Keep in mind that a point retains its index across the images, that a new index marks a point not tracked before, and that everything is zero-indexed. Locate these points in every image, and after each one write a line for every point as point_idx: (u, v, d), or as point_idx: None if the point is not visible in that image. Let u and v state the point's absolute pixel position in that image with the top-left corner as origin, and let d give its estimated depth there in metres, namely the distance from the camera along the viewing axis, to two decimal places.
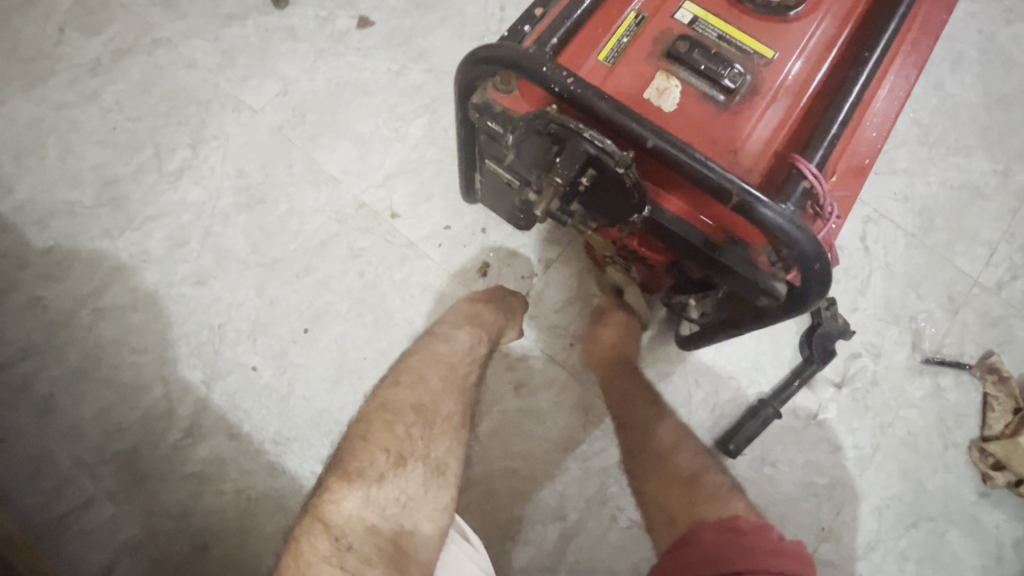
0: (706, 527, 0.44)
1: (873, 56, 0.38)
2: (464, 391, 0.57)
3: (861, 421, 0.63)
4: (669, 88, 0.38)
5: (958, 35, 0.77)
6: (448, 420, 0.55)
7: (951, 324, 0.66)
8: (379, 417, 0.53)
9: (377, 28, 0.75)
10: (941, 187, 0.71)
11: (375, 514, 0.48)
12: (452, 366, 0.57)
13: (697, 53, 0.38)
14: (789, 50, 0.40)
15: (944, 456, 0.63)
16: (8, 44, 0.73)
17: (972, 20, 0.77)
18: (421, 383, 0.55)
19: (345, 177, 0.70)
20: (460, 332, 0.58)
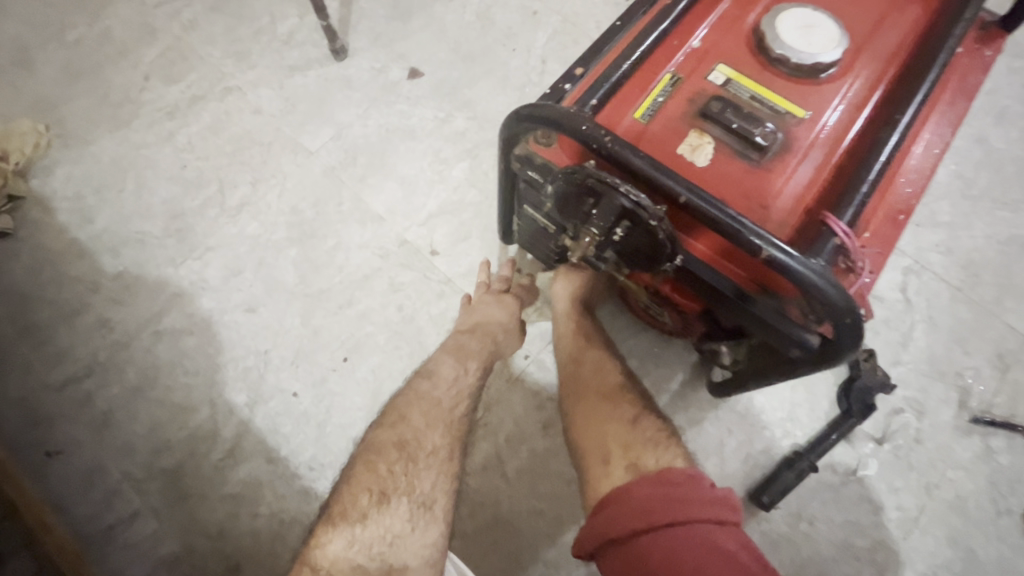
0: (639, 481, 0.41)
1: (905, 118, 0.39)
2: (451, 423, 0.56)
3: (905, 480, 0.61)
4: (701, 147, 0.40)
5: (1001, 90, 0.77)
6: (434, 454, 0.54)
7: (1001, 382, 0.64)
8: (363, 457, 0.53)
9: (426, 79, 0.81)
10: (987, 241, 0.70)
11: (362, 554, 0.47)
12: (435, 402, 0.57)
13: (730, 113, 0.40)
14: (820, 111, 0.41)
15: (997, 524, 0.59)
16: (100, 91, 0.82)
17: (1013, 75, 0.77)
18: (403, 422, 0.55)
19: (389, 215, 0.74)
20: (443, 367, 0.60)
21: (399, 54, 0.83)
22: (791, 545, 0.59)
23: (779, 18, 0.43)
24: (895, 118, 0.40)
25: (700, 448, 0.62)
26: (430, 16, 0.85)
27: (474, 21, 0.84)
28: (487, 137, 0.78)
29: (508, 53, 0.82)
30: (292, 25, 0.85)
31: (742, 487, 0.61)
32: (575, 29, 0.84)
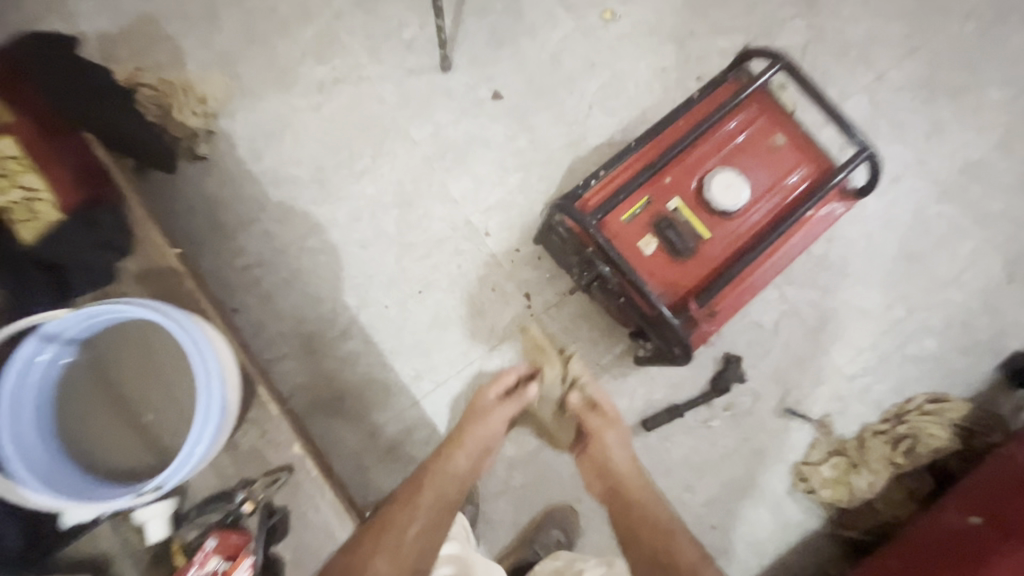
0: None
1: (755, 254, 0.77)
2: (449, 509, 0.70)
3: (732, 433, 1.04)
4: (649, 246, 0.76)
5: (892, 205, 1.12)
6: (440, 527, 0.68)
7: (810, 390, 1.05)
8: (370, 531, 0.65)
9: (504, 102, 1.12)
10: (839, 305, 1.08)
11: None
12: (436, 495, 0.70)
13: (668, 232, 0.76)
14: (718, 236, 0.77)
15: (775, 465, 1.03)
16: (270, 58, 1.12)
17: (902, 197, 1.13)
18: (415, 509, 0.68)
19: (462, 201, 1.09)
20: (451, 461, 0.73)
21: (489, 77, 1.13)
22: (657, 452, 1.02)
23: (712, 180, 0.78)
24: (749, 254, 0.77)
25: (622, 389, 1.03)
26: (515, 50, 1.14)
27: (547, 61, 1.14)
28: (538, 157, 1.11)
29: (567, 94, 1.13)
30: (414, 34, 1.14)
31: (639, 416, 1.03)
32: (618, 86, 1.14)
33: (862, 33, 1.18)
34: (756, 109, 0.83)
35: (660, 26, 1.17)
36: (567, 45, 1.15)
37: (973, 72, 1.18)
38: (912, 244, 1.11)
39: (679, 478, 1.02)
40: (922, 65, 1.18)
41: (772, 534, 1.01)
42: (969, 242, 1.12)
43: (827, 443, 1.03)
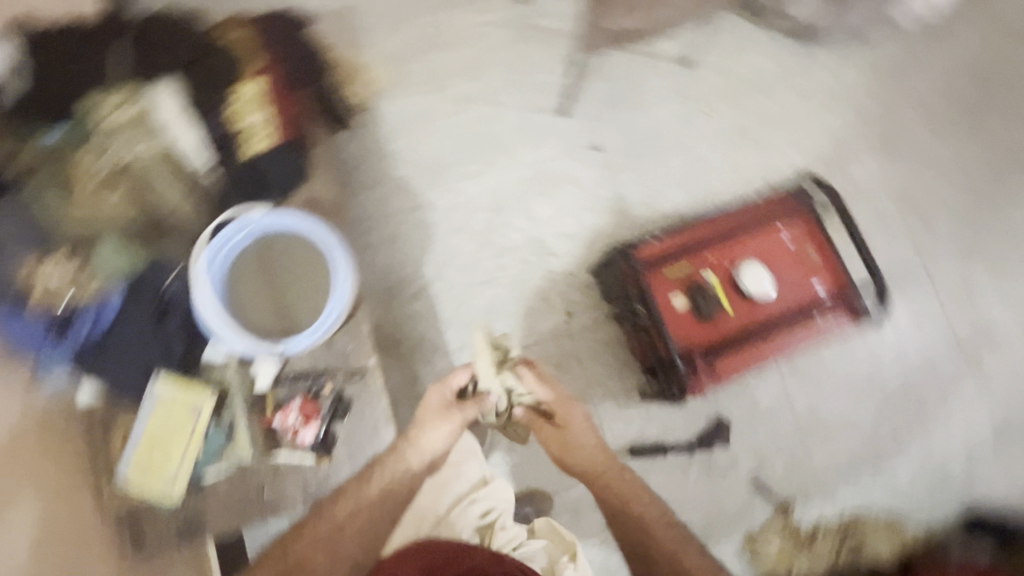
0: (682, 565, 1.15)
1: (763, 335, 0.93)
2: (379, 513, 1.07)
3: (702, 484, 1.18)
4: (677, 301, 0.95)
5: (905, 340, 1.25)
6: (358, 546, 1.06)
7: (780, 472, 1.19)
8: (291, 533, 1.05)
9: (600, 155, 1.34)
10: (830, 410, 1.22)
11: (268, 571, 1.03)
12: (362, 522, 1.07)
13: (696, 295, 0.94)
14: (735, 311, 0.95)
15: (730, 524, 1.17)
16: (429, 65, 1.38)
17: (917, 337, 1.26)
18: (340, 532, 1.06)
19: (541, 222, 1.30)
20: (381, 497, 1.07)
21: (594, 132, 1.35)
22: (633, 478, 1.18)
23: (744, 266, 0.95)
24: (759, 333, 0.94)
25: (621, 415, 1.20)
26: (624, 116, 1.36)
27: (645, 134, 1.36)
28: (614, 206, 1.31)
29: (654, 164, 1.34)
30: (548, 79, 1.37)
31: (628, 442, 1.20)
32: (698, 169, 1.34)
33: (925, 189, 1.34)
34: (799, 222, 1.00)
35: (749, 131, 1.36)
36: (666, 124, 1.36)
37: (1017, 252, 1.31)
38: (911, 379, 1.24)
39: (644, 505, 1.17)
40: (971, 231, 1.31)
41: None
42: (967, 395, 1.23)
43: (776, 520, 1.18)
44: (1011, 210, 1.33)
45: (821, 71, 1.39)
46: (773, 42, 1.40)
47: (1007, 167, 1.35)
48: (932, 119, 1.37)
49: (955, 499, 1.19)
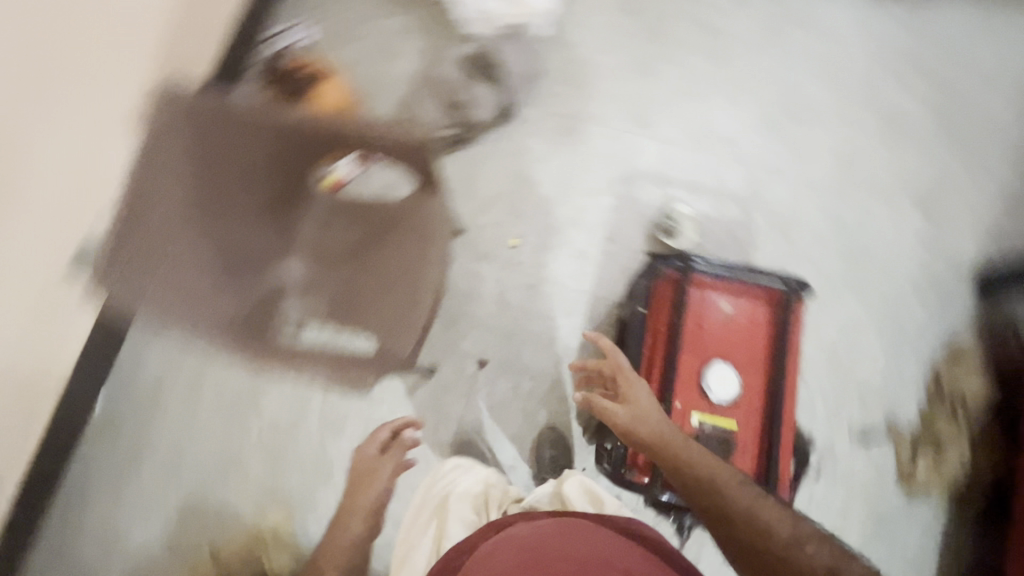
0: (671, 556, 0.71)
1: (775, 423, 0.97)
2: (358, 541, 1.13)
3: (836, 487, 1.20)
4: (698, 419, 0.98)
5: (813, 231, 1.33)
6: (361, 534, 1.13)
7: (860, 410, 1.24)
8: None
9: (492, 364, 1.28)
10: (835, 330, 1.27)
11: None
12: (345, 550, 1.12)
13: (712, 421, 0.97)
14: (734, 451, 0.97)
15: (884, 487, 1.20)
16: (299, 462, 1.24)
17: (813, 218, 1.34)
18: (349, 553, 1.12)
19: (517, 462, 1.25)
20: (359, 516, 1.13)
21: (469, 354, 1.29)
22: None
23: (706, 383, 0.98)
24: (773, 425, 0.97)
25: None
26: (470, 318, 1.30)
27: (497, 309, 1.30)
28: (547, 385, 1.27)
29: (532, 322, 1.30)
30: None
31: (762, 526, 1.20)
32: (562, 287, 1.32)
33: (696, 121, 1.40)
34: (745, 297, 1.01)
35: (556, 222, 1.35)
36: (503, 284, 1.32)
37: (791, 90, 1.41)
38: (845, 247, 1.32)
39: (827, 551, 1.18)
40: (751, 111, 1.40)
41: (917, 539, 1.18)
42: (880, 215, 1.34)
43: (903, 442, 1.22)
44: (755, 71, 1.43)
45: (543, 123, 1.40)
46: (492, 144, 1.38)
47: (717, 43, 1.44)
48: (643, 70, 1.43)
49: (955, 285, 1.30)
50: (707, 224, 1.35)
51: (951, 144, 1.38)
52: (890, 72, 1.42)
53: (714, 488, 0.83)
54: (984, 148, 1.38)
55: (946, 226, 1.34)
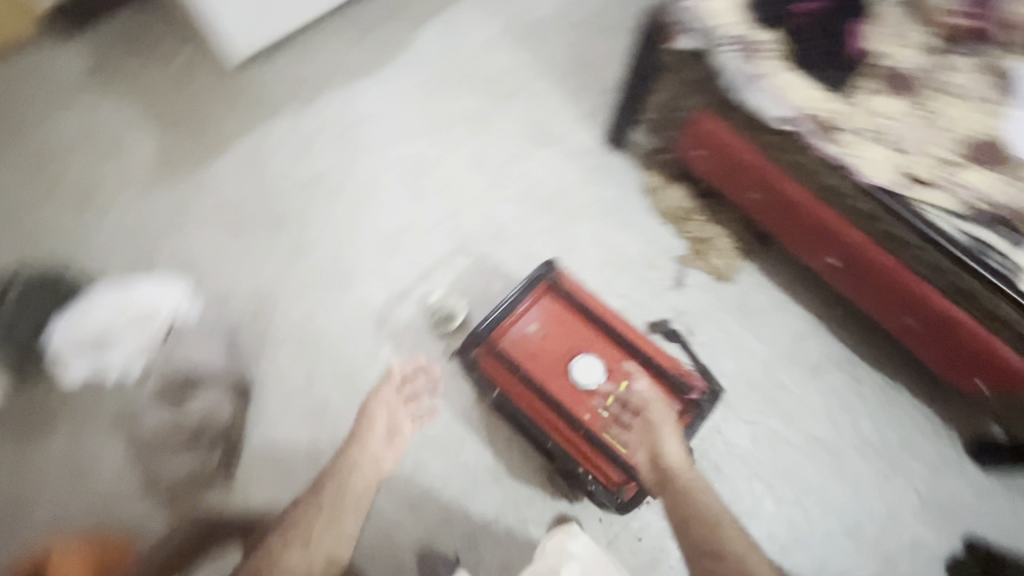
0: None
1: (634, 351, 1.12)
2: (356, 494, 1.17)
3: (701, 324, 1.46)
4: (610, 402, 1.09)
5: (512, 217, 1.55)
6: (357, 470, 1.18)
7: (658, 272, 1.50)
8: None
9: (460, 539, 1.31)
10: (592, 251, 1.52)
11: None
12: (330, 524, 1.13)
13: (618, 396, 1.09)
14: (652, 401, 1.09)
15: (718, 292, 1.48)
16: None
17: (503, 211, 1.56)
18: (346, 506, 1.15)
19: None
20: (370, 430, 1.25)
21: (441, 557, 1.29)
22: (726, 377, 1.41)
23: (580, 385, 1.09)
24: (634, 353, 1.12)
25: None
26: (408, 535, 1.31)
27: (416, 506, 1.32)
28: (509, 501, 1.32)
29: (441, 479, 1.34)
30: None
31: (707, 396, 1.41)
32: (435, 435, 1.36)
33: (372, 244, 1.53)
34: (529, 312, 1.14)
35: None
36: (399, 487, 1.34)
37: (404, 159, 1.62)
38: (537, 205, 1.56)
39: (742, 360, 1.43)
40: (396, 196, 1.57)
41: (763, 292, 1.48)
42: (528, 164, 1.60)
43: (695, 259, 1.50)
44: (362, 178, 1.60)
45: (281, 366, 1.43)
46: (267, 422, 1.40)
47: (318, 189, 1.59)
48: (301, 247, 1.54)
49: (614, 157, 1.61)
50: (459, 285, 1.49)
51: (519, 89, 1.70)
52: (437, 90, 1.70)
53: (708, 517, 0.93)
54: (536, 72, 1.72)
55: (572, 133, 1.64)
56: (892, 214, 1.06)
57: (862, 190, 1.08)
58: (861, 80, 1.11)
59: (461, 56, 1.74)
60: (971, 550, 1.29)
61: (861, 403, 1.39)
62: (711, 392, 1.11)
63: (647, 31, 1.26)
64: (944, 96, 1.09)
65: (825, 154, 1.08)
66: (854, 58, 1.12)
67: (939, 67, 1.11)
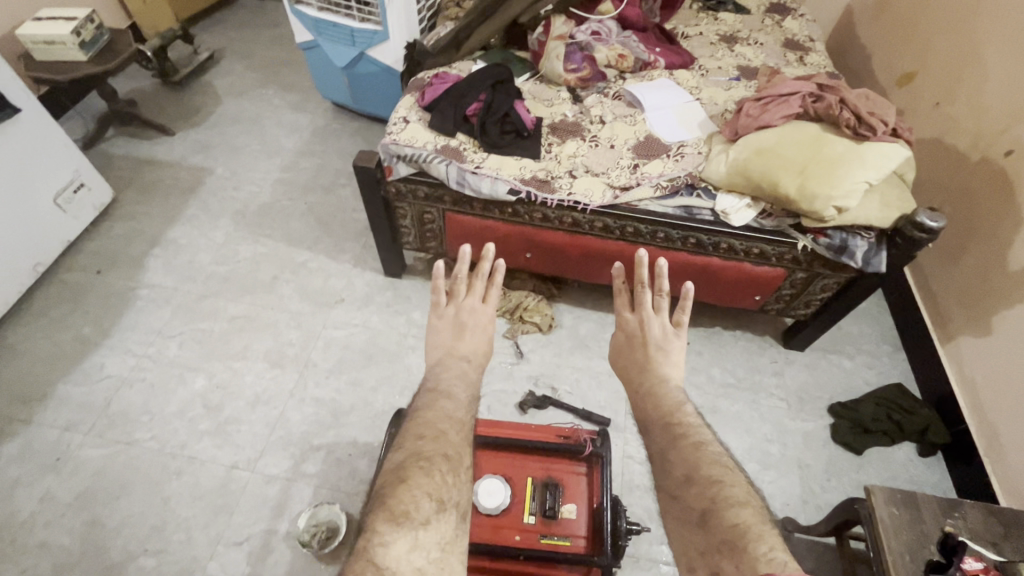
0: None
1: (516, 440, 1.11)
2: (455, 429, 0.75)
3: (558, 375, 1.52)
4: (529, 512, 1.04)
5: (339, 383, 1.44)
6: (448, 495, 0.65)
7: (499, 356, 1.55)
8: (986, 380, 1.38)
9: None
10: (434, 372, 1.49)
11: (978, 329, 1.42)
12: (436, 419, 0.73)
13: (532, 501, 1.05)
14: (561, 483, 1.07)
15: (552, 341, 1.58)
16: None
17: (325, 385, 1.43)
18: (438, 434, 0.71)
19: None
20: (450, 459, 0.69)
21: None
22: (604, 403, 1.48)
23: (492, 509, 1.03)
24: (518, 443, 1.11)
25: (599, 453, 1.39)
26: None
27: None
28: None
29: None
30: None
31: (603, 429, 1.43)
32: None
33: (202, 504, 1.25)
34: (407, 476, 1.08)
35: None
36: None
37: (194, 398, 1.40)
38: (359, 359, 1.48)
39: (607, 381, 1.52)
40: (204, 443, 1.33)
41: (584, 320, 1.63)
42: (327, 327, 1.54)
43: (519, 327, 1.59)
44: (150, 443, 1.33)
45: None
46: None
47: (99, 490, 1.26)
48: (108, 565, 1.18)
49: (402, 282, 1.64)
50: (327, 479, 1.29)
51: (280, 269, 1.65)
52: (195, 310, 1.55)
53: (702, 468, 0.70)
54: (288, 246, 1.70)
55: (351, 282, 1.63)
56: (625, 219, 1.28)
57: (597, 212, 1.29)
58: (549, 141, 1.37)
59: (204, 270, 1.63)
60: (837, 413, 1.51)
61: (702, 358, 1.60)
62: (598, 432, 1.13)
63: (363, 185, 1.34)
64: (602, 126, 1.41)
65: (557, 202, 1.28)
66: (534, 132, 1.36)
67: (584, 112, 1.44)
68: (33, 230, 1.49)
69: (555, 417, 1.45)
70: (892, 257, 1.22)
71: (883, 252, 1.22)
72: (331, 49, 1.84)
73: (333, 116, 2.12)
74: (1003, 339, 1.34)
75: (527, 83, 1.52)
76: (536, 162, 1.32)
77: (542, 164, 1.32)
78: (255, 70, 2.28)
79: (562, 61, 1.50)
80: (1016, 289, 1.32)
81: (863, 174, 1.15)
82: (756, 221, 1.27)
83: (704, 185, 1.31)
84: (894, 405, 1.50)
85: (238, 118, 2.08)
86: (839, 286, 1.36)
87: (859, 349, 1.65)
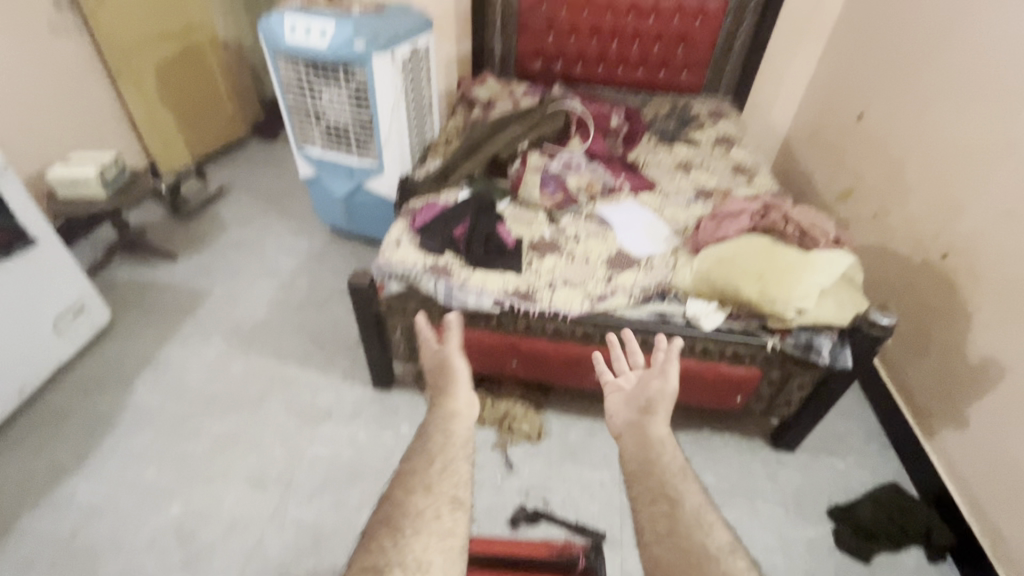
0: None
1: (509, 556, 1.07)
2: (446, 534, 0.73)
3: (550, 485, 1.49)
4: None
5: (324, 503, 1.39)
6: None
7: (488, 468, 1.52)
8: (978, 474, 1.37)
9: None
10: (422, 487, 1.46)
11: (955, 421, 1.46)
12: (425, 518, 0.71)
13: None
14: None
15: (542, 449, 1.57)
16: None
17: (308, 505, 1.38)
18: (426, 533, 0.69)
19: None
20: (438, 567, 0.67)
21: None
22: (598, 515, 1.43)
23: None
24: (511, 560, 1.06)
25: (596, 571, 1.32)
26: None
27: None
28: None
29: None
30: None
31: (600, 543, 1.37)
32: None
33: None
34: None
35: None
36: None
37: (168, 525, 1.33)
38: (344, 475, 1.45)
39: (600, 490, 1.48)
40: None
41: (573, 426, 1.63)
42: (314, 442, 1.52)
43: (508, 437, 1.58)
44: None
45: None
46: None
47: None
48: None
49: (390, 395, 1.65)
50: None
51: (269, 385, 1.66)
52: (180, 430, 1.53)
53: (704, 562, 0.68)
54: (279, 362, 1.73)
55: (340, 395, 1.64)
56: (604, 325, 1.36)
57: (577, 320, 1.37)
58: (529, 257, 1.49)
59: (193, 388, 1.64)
60: (837, 517, 1.47)
61: (694, 463, 1.58)
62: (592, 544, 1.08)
63: (355, 301, 1.42)
64: (577, 243, 1.55)
65: (539, 312, 1.36)
66: (515, 249, 1.49)
67: (561, 231, 1.59)
68: (28, 355, 1.52)
69: (549, 532, 1.39)
70: (857, 354, 1.29)
71: (848, 349, 1.29)
72: (331, 182, 2.05)
73: (329, 239, 2.28)
74: (984, 430, 1.36)
75: (508, 207, 1.69)
76: (519, 276, 1.43)
77: (523, 277, 1.43)
78: (260, 201, 2.49)
79: (538, 188, 1.69)
80: (980, 380, 1.38)
81: (814, 278, 1.26)
82: (726, 324, 1.35)
83: (674, 292, 1.41)
84: (892, 506, 1.48)
85: (240, 243, 2.23)
86: (814, 384, 1.41)
87: (849, 448, 1.65)
